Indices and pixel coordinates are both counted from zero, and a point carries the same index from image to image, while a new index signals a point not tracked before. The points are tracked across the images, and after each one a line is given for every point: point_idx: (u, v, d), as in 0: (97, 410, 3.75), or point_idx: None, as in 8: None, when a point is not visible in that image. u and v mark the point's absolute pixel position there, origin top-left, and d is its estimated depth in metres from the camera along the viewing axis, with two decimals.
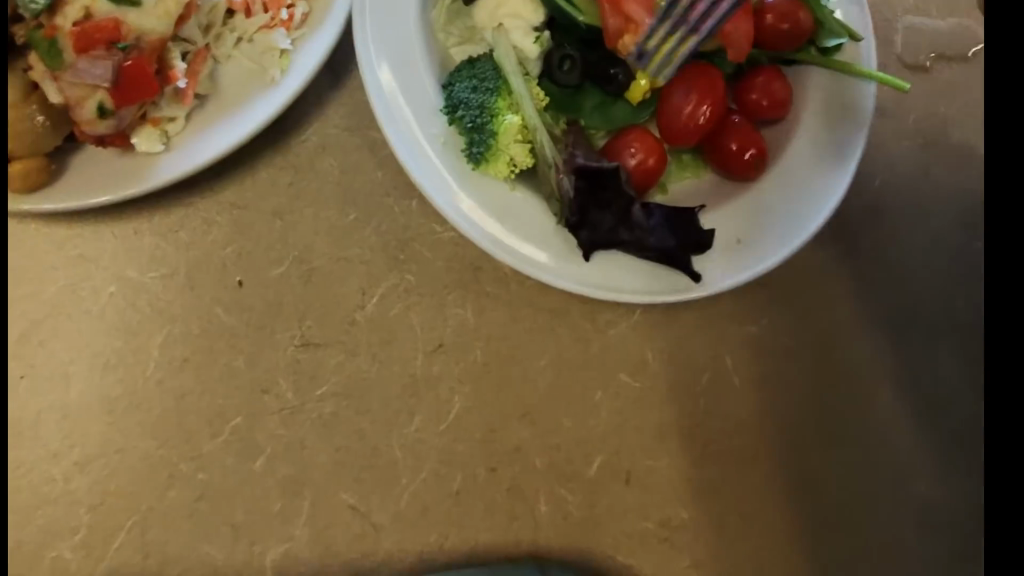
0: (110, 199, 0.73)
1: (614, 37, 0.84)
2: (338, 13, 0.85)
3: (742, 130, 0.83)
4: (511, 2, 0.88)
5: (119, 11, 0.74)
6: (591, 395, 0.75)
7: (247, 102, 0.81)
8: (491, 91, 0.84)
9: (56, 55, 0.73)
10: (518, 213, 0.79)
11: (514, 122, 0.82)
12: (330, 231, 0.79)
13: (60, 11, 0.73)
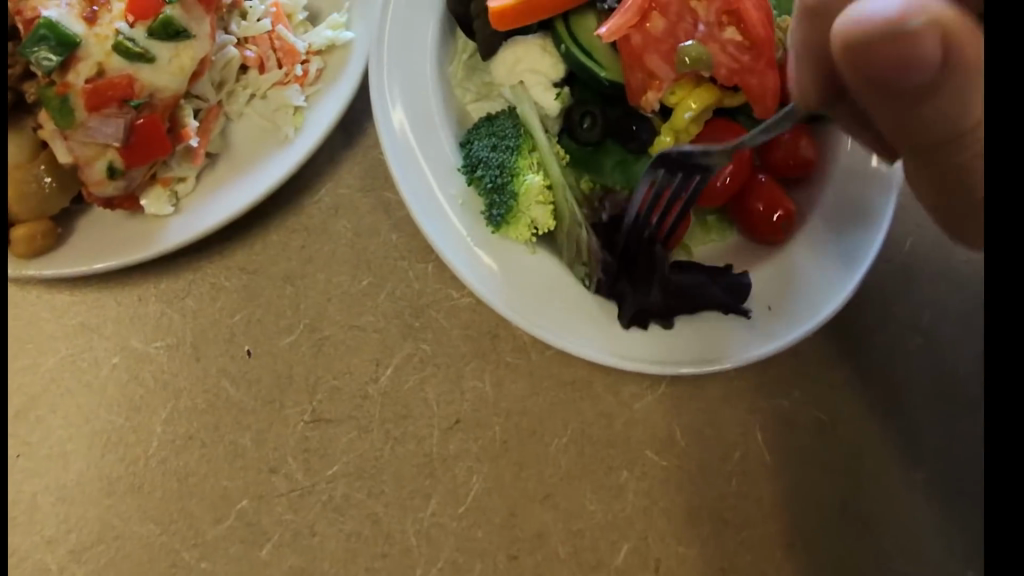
0: (112, 263, 0.70)
1: (638, 95, 0.84)
2: (353, 69, 0.84)
3: (766, 189, 0.80)
4: (530, 57, 0.87)
5: (132, 67, 0.72)
6: (616, 474, 0.71)
7: (260, 161, 0.78)
8: (511, 149, 0.82)
9: (67, 113, 0.71)
10: (540, 279, 0.76)
11: (535, 183, 0.79)
12: (342, 297, 0.75)
13: (73, 68, 0.71)
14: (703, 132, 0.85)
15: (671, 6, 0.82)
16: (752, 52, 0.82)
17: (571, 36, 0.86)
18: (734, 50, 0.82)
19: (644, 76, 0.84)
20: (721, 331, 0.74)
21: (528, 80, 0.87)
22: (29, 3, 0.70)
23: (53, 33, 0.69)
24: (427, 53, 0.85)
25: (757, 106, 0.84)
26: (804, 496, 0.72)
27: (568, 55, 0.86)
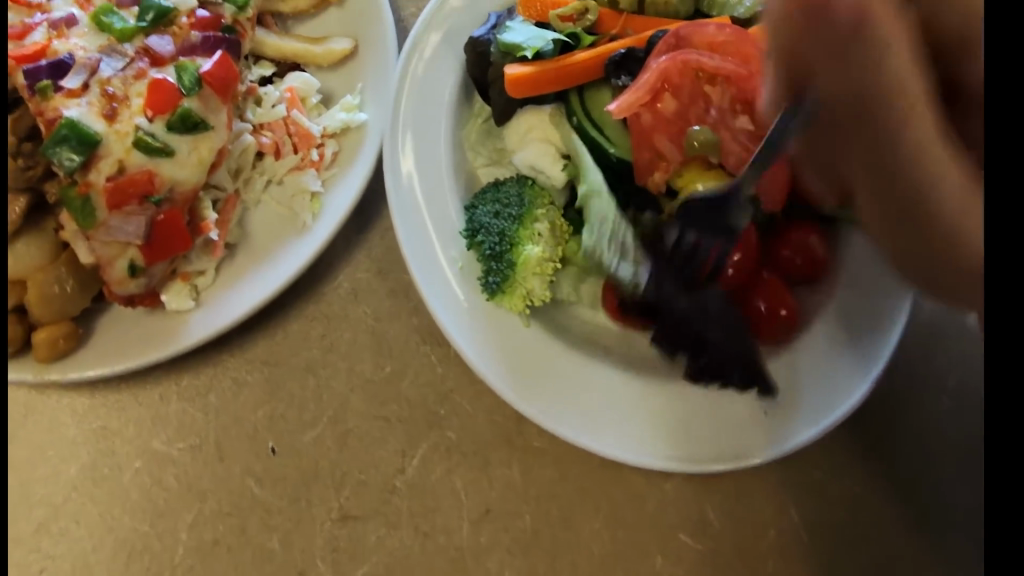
0: (135, 366, 0.70)
1: (644, 174, 0.80)
2: (369, 151, 0.84)
3: (769, 287, 0.80)
4: (540, 126, 0.86)
5: (152, 163, 0.72)
6: (651, 560, 0.70)
7: (278, 251, 0.78)
8: (513, 218, 0.79)
9: (89, 213, 0.71)
10: (537, 355, 0.75)
11: (534, 254, 0.78)
12: (365, 386, 0.76)
13: (94, 166, 0.70)
14: None
15: (684, 87, 0.80)
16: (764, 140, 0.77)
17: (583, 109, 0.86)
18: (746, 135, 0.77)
19: (652, 155, 0.80)
20: (723, 441, 0.72)
21: (536, 149, 0.84)
22: (51, 103, 0.71)
23: (75, 132, 0.69)
24: (438, 128, 0.86)
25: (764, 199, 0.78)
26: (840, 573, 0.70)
27: (580, 124, 0.85)
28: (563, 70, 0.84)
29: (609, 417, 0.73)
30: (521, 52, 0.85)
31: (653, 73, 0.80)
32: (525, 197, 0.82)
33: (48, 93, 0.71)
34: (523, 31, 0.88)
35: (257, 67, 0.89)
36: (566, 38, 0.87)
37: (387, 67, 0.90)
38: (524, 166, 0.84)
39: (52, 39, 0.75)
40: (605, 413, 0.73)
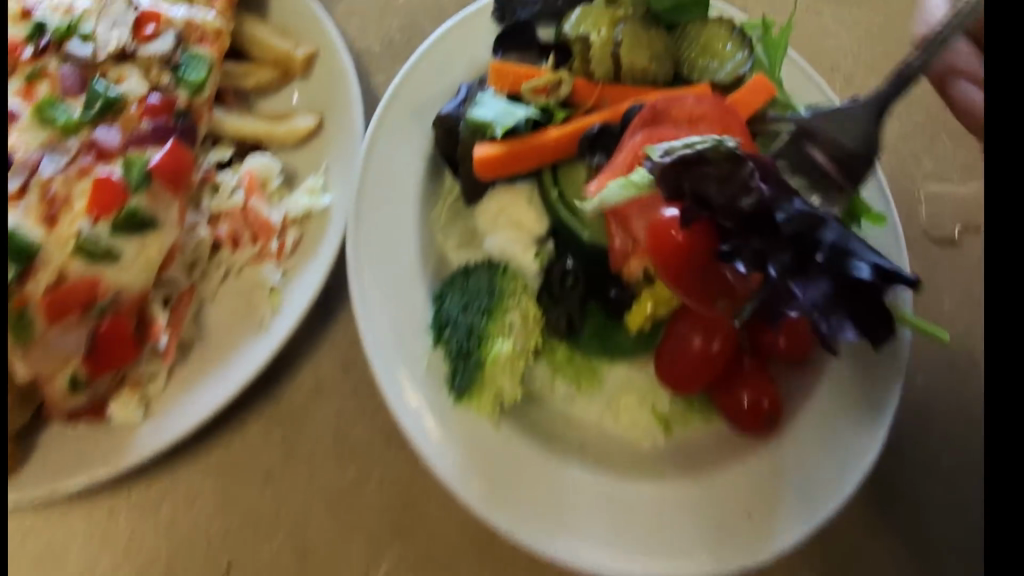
0: (75, 486, 0.66)
1: (621, 259, 0.75)
2: (333, 237, 0.80)
3: (751, 377, 0.75)
4: (512, 208, 0.82)
5: (96, 270, 0.69)
6: None
7: (233, 354, 0.74)
8: (483, 311, 0.76)
9: (25, 327, 0.66)
10: (510, 458, 0.70)
11: (503, 351, 0.74)
12: (327, 495, 0.72)
13: (31, 277, 0.67)
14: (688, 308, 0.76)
15: None
16: None
17: (557, 181, 0.82)
18: None
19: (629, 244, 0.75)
20: (705, 543, 0.68)
21: (508, 235, 0.80)
22: None
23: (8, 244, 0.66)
24: (405, 211, 0.82)
25: None
26: None
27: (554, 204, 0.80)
28: (534, 149, 0.80)
29: (586, 522, 0.68)
30: (491, 131, 0.81)
31: (627, 155, 0.75)
32: (497, 286, 0.78)
33: None
34: (494, 106, 0.83)
35: (215, 150, 0.84)
36: (538, 114, 0.82)
37: (353, 144, 0.86)
38: (495, 251, 0.80)
39: None
40: (581, 519, 0.68)
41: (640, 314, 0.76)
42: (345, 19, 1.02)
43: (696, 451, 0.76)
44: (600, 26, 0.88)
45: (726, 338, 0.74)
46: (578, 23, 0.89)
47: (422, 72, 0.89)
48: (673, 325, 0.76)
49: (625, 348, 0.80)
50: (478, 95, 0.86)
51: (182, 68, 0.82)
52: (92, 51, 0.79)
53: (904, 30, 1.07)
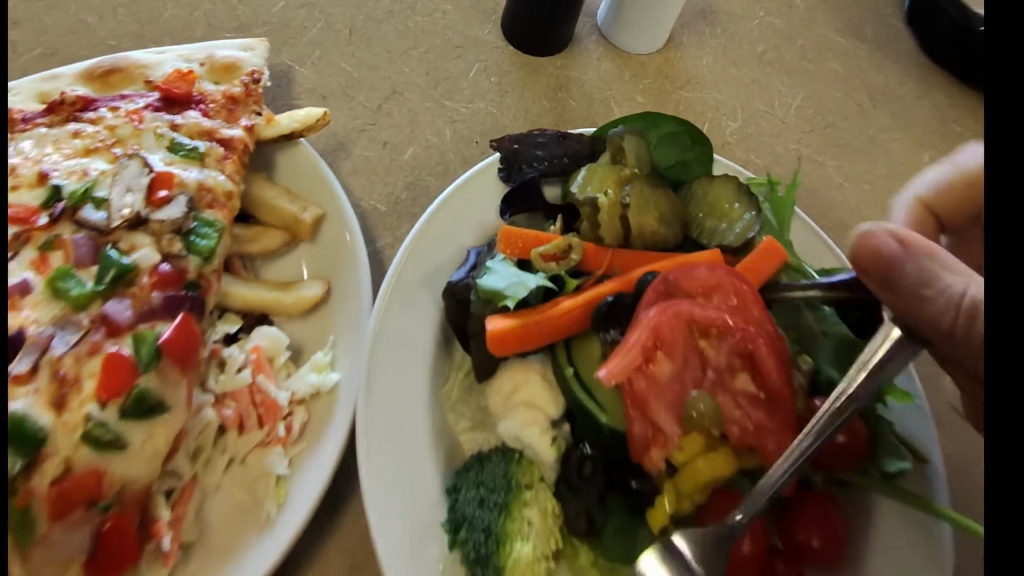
0: None
1: (641, 450, 0.72)
2: (340, 423, 0.76)
3: None
4: (529, 387, 0.77)
5: (102, 460, 0.63)
6: None
7: (237, 559, 0.69)
8: (498, 507, 0.70)
9: (27, 528, 0.59)
10: None
11: (523, 555, 0.68)
12: None
13: (37, 470, 0.60)
14: (711, 500, 0.71)
15: (677, 342, 0.73)
16: (766, 407, 0.73)
17: (572, 360, 0.79)
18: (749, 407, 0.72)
19: (648, 429, 0.72)
20: None
21: (523, 417, 0.75)
22: None
23: (16, 431, 0.60)
24: (416, 396, 0.78)
25: (773, 480, 0.72)
26: None
27: (570, 381, 0.77)
28: (547, 322, 0.78)
29: None
30: (503, 300, 0.78)
31: (642, 331, 0.72)
32: (512, 479, 0.73)
33: None
34: (505, 274, 0.80)
35: (222, 321, 0.81)
36: (549, 282, 0.81)
37: (361, 314, 0.82)
38: (508, 437, 0.75)
39: None
40: None
41: (662, 512, 0.71)
42: (350, 176, 1.00)
43: None
44: (609, 189, 0.87)
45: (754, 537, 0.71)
46: (584, 185, 0.88)
47: (431, 236, 0.86)
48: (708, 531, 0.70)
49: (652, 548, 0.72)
50: (487, 260, 0.83)
51: (194, 234, 0.78)
52: (105, 217, 0.74)
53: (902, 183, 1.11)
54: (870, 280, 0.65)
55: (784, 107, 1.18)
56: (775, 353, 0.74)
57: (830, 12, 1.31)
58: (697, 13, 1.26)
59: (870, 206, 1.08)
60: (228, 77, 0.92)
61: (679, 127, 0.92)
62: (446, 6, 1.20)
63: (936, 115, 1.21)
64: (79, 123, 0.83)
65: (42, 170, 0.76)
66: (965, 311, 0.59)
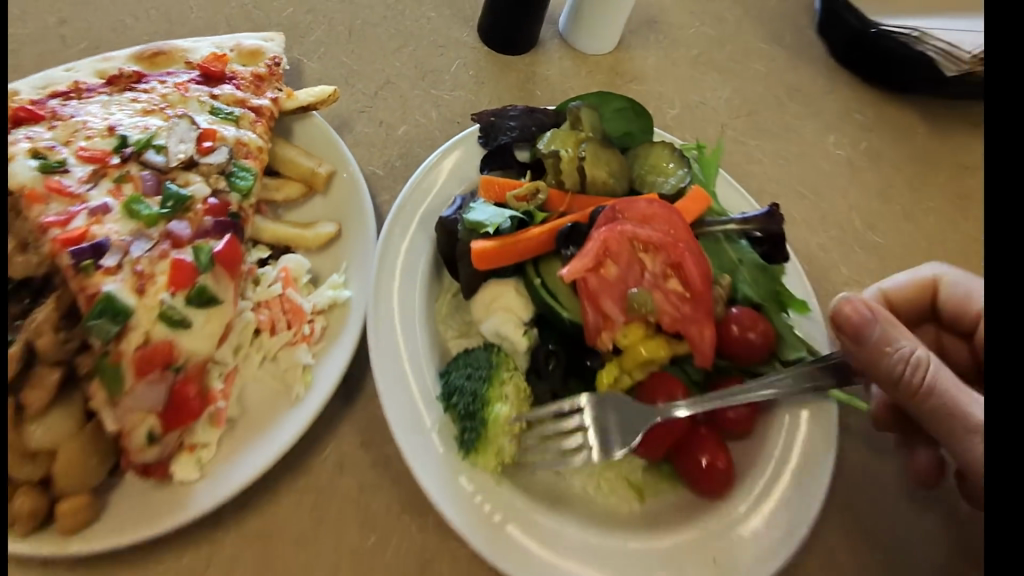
0: (147, 535, 0.78)
1: (594, 334, 0.90)
2: (353, 326, 0.94)
3: (706, 442, 0.89)
4: (506, 296, 0.95)
5: (173, 335, 0.81)
6: None
7: (272, 426, 0.87)
8: (483, 380, 0.88)
9: (116, 382, 0.77)
10: (509, 507, 0.80)
11: (503, 414, 0.85)
12: (351, 557, 0.85)
13: (124, 338, 0.79)
14: (648, 377, 0.91)
15: (623, 253, 0.91)
16: (692, 304, 0.91)
17: (540, 272, 0.97)
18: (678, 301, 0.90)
19: (599, 317, 0.90)
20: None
21: (501, 317, 0.93)
22: (92, 280, 0.80)
23: (111, 307, 0.78)
24: (415, 306, 0.96)
25: (696, 355, 0.90)
26: None
27: (538, 290, 0.95)
28: (520, 244, 0.96)
29: (571, 560, 0.78)
30: (484, 229, 0.95)
31: (594, 243, 0.90)
32: (492, 363, 0.91)
33: (90, 270, 0.80)
34: (485, 211, 0.97)
35: (255, 250, 0.99)
36: (521, 214, 0.98)
37: (368, 246, 1.01)
38: (490, 333, 0.93)
39: (91, 224, 0.84)
40: (569, 557, 0.78)
41: (609, 380, 0.90)
42: (352, 147, 1.19)
43: (663, 513, 0.88)
44: (567, 147, 1.06)
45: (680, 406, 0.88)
46: (548, 143, 1.08)
47: (425, 187, 1.05)
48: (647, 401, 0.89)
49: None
50: (470, 203, 1.00)
51: (235, 176, 0.96)
52: (164, 160, 0.92)
53: (812, 155, 1.33)
54: (840, 337, 0.86)
55: (715, 99, 1.39)
56: (699, 264, 0.92)
57: (756, 22, 1.55)
58: (644, 23, 1.49)
59: (786, 175, 1.29)
60: (253, 60, 1.11)
61: (626, 103, 1.13)
62: (431, 14, 1.41)
63: (840, 107, 1.43)
64: (137, 91, 1.01)
65: (111, 125, 0.95)
66: (914, 366, 0.81)
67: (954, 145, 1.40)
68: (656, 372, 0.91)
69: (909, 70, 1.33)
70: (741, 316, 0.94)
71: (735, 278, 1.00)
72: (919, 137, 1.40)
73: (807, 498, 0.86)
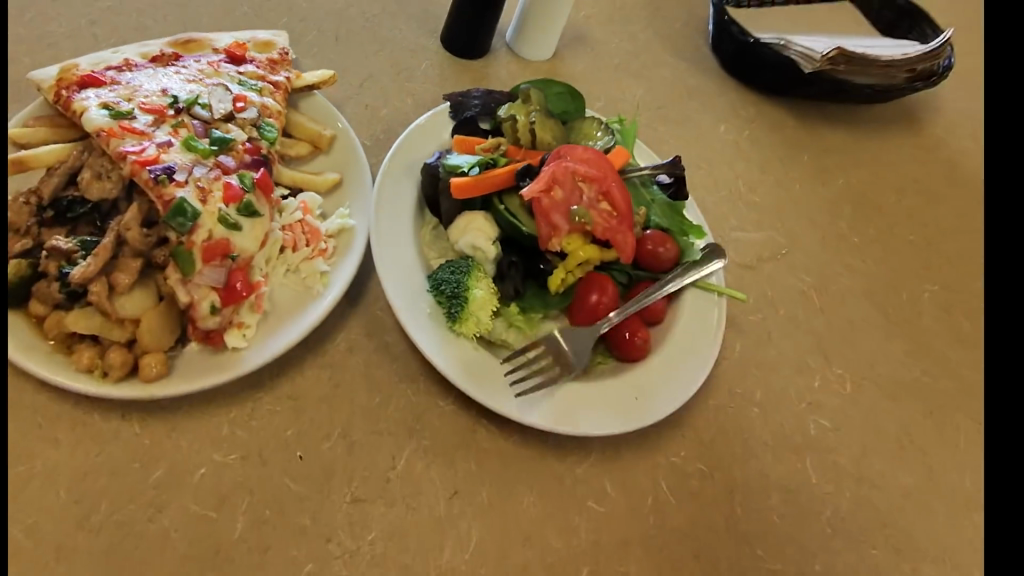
0: (211, 383, 1.00)
1: (547, 240, 1.19)
2: (358, 244, 1.20)
3: (630, 320, 1.19)
4: (478, 220, 1.22)
5: (229, 235, 1.06)
6: (571, 519, 1.07)
7: (299, 313, 1.12)
8: (465, 272, 1.16)
9: (189, 264, 1.02)
10: (482, 363, 1.10)
11: (479, 295, 1.14)
12: (363, 412, 1.10)
13: (194, 233, 1.03)
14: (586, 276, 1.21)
15: (567, 182, 1.20)
16: (617, 220, 1.22)
17: (503, 202, 1.26)
18: (607, 217, 1.21)
19: (549, 228, 1.18)
20: (605, 411, 1.10)
21: (477, 233, 1.20)
22: (167, 189, 1.04)
23: (186, 208, 1.02)
24: (405, 231, 1.23)
25: (620, 255, 1.22)
26: (701, 514, 1.12)
27: (502, 214, 1.24)
28: (489, 178, 1.24)
29: (533, 398, 1.08)
30: (460, 169, 1.25)
31: (546, 174, 1.19)
32: (470, 263, 1.19)
33: (165, 182, 1.04)
34: (461, 157, 1.27)
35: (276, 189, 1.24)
36: (488, 160, 1.28)
37: (365, 188, 1.28)
38: (466, 246, 1.20)
39: (160, 152, 1.08)
40: (531, 395, 1.08)
41: (557, 277, 1.21)
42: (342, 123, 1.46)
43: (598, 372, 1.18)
44: (521, 114, 1.38)
45: (606, 297, 1.19)
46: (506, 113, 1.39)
47: (409, 146, 1.34)
48: (584, 294, 1.20)
49: (553, 306, 1.21)
50: (447, 154, 1.29)
51: (263, 129, 1.22)
52: (209, 114, 1.18)
53: (706, 142, 1.69)
54: None
55: (632, 97, 1.73)
56: (621, 192, 1.24)
57: (664, 38, 1.90)
58: (573, 38, 1.82)
59: (687, 154, 1.64)
60: (266, 49, 1.38)
61: (564, 89, 1.42)
62: (400, 25, 1.70)
63: (730, 104, 1.79)
64: (177, 66, 1.27)
65: (164, 88, 1.20)
66: None
67: (816, 135, 1.78)
68: (591, 274, 1.22)
69: (784, 77, 1.69)
70: (653, 236, 1.27)
71: (649, 212, 1.31)
72: (788, 130, 1.77)
73: (700, 366, 1.19)
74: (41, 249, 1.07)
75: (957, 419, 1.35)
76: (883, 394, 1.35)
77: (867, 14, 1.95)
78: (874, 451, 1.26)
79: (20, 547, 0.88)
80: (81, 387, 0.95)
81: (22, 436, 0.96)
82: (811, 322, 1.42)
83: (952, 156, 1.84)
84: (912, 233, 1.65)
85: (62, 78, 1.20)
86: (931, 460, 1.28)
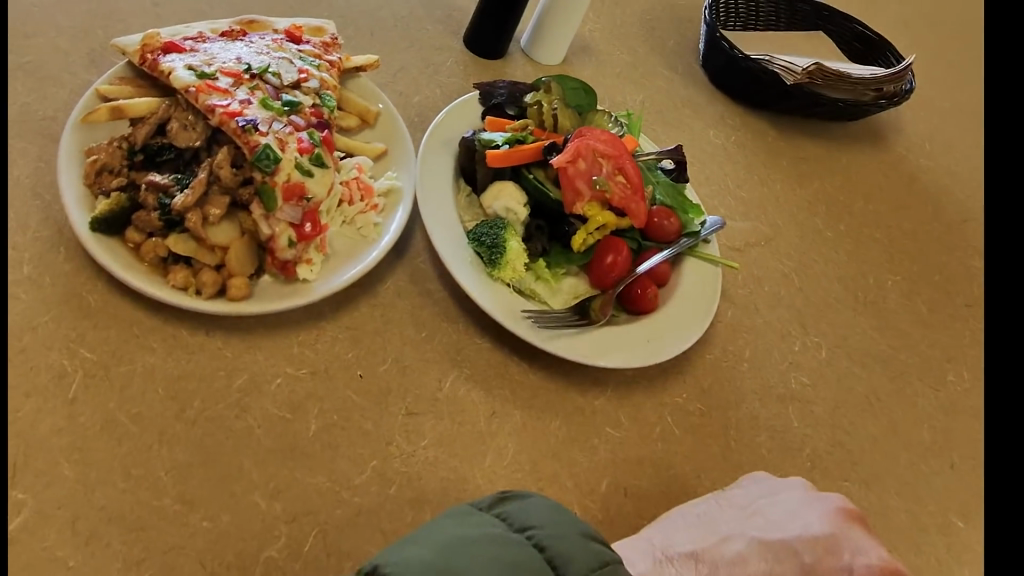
0: (286, 307, 1.14)
1: (571, 205, 1.39)
2: (406, 202, 1.36)
3: (641, 279, 1.37)
4: (509, 187, 1.40)
5: (303, 180, 1.22)
6: (591, 441, 1.23)
7: (358, 256, 1.26)
8: (501, 228, 1.33)
9: (272, 201, 1.18)
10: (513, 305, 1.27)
11: (514, 248, 1.31)
12: (412, 342, 1.24)
13: (275, 174, 1.19)
14: (604, 239, 1.39)
15: (589, 156, 1.41)
16: (631, 191, 1.41)
17: (532, 173, 1.44)
18: (623, 187, 1.41)
19: (574, 194, 1.39)
20: (621, 348, 1.27)
21: (510, 199, 1.38)
22: (253, 137, 1.19)
23: (270, 152, 1.18)
24: (446, 194, 1.40)
25: (633, 221, 1.41)
26: (700, 445, 1.29)
27: (531, 184, 1.42)
28: (520, 153, 1.42)
29: (559, 335, 1.25)
30: (495, 143, 1.43)
31: (571, 149, 1.40)
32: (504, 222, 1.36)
33: (251, 132, 1.20)
34: (495, 134, 1.45)
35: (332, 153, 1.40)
36: (518, 137, 1.46)
37: (409, 157, 1.44)
38: (500, 209, 1.38)
39: (243, 107, 1.24)
40: (557, 333, 1.25)
41: (579, 239, 1.38)
42: None
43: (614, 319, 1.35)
44: (545, 102, 1.56)
45: (620, 256, 1.37)
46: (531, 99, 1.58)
47: (447, 123, 1.50)
48: (602, 255, 1.38)
49: (575, 262, 1.39)
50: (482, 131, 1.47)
51: (325, 99, 1.38)
52: (280, 81, 1.33)
53: (698, 144, 1.89)
54: None
55: (633, 102, 1.93)
56: (635, 169, 1.43)
57: (660, 53, 2.11)
58: (580, 48, 2.02)
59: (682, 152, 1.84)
60: (318, 34, 1.54)
61: (577, 84, 1.58)
62: (428, 26, 1.88)
63: (718, 113, 2.01)
64: (245, 41, 1.42)
65: (238, 57, 1.34)
66: None
67: (793, 145, 2.00)
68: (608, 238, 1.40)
69: (770, 90, 1.91)
70: (660, 211, 1.46)
71: (656, 190, 1.51)
72: (769, 139, 1.99)
73: (701, 320, 1.37)
74: (133, 186, 1.19)
75: (915, 385, 1.56)
76: (853, 360, 1.55)
77: (837, 42, 2.19)
78: (845, 408, 1.46)
79: (127, 431, 1.00)
80: (177, 300, 1.09)
81: (121, 340, 1.07)
82: (791, 298, 1.61)
83: (913, 170, 2.08)
84: (878, 232, 1.87)
85: (146, 43, 1.33)
86: (892, 415, 1.48)
